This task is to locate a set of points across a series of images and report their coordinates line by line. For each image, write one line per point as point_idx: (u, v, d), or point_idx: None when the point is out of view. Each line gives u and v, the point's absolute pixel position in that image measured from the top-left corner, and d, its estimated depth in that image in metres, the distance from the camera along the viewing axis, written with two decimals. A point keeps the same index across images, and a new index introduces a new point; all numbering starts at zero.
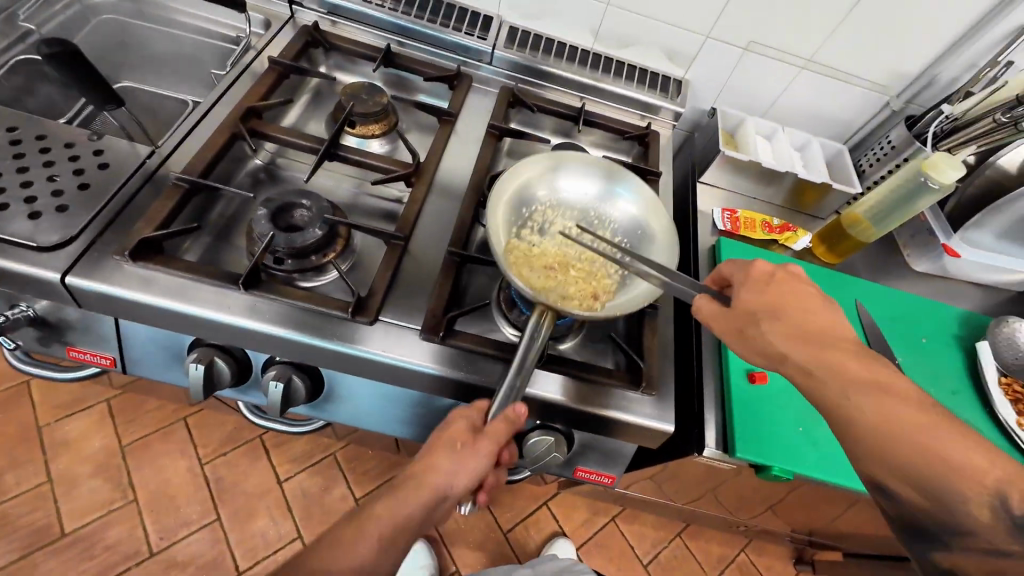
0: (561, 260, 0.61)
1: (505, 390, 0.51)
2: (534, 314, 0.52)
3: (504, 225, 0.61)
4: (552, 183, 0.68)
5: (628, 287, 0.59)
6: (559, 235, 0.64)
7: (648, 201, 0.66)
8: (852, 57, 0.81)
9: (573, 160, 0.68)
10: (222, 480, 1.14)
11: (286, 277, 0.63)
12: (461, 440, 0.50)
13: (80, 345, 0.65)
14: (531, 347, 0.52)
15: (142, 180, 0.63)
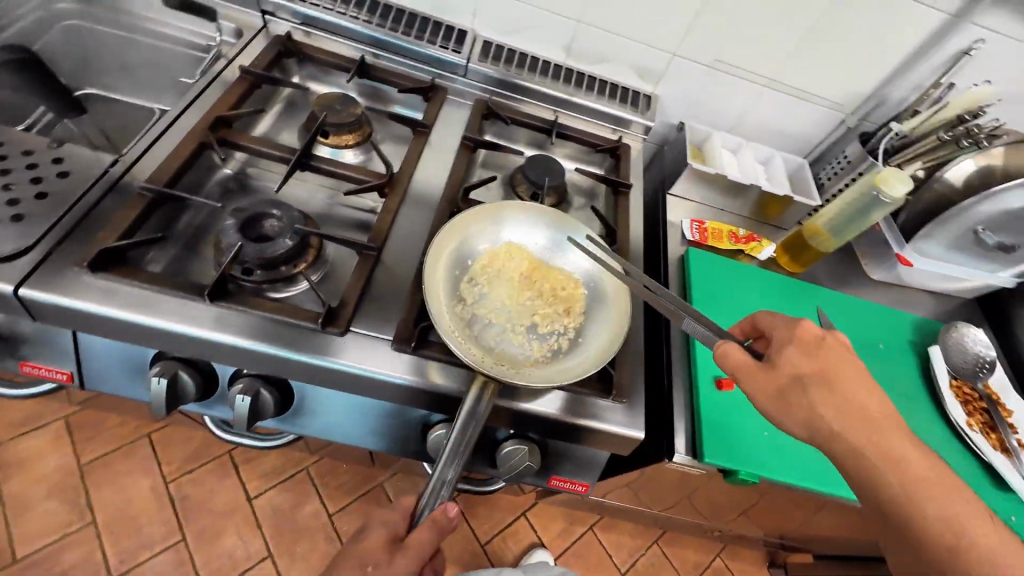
0: (515, 319, 0.63)
1: (434, 486, 0.50)
2: (473, 387, 0.54)
3: (445, 288, 0.62)
4: (493, 235, 0.68)
5: (577, 348, 0.61)
6: (509, 287, 0.65)
7: (598, 254, 0.68)
8: (810, 76, 0.85)
9: (514, 212, 0.70)
10: (187, 498, 1.10)
11: (255, 288, 0.62)
12: (376, 558, 0.51)
13: (34, 360, 0.62)
14: (465, 438, 0.51)
15: (105, 188, 0.61)
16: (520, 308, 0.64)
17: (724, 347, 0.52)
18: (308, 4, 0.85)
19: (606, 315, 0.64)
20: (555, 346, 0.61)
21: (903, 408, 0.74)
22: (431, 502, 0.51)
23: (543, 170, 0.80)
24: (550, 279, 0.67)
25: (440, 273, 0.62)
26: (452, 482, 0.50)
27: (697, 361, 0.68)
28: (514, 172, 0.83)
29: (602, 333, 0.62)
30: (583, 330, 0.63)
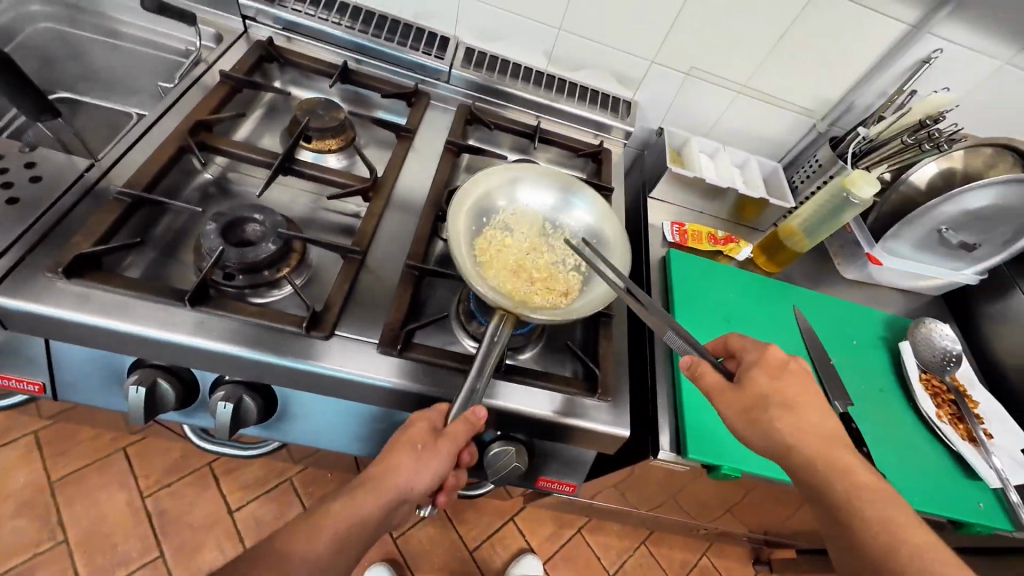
0: (519, 273, 0.62)
1: (466, 392, 0.52)
2: (494, 318, 0.53)
3: (465, 235, 0.61)
4: (511, 194, 0.69)
5: (584, 294, 0.60)
6: (515, 247, 0.65)
7: (602, 213, 0.68)
8: (781, 84, 0.89)
9: (532, 172, 0.70)
10: (165, 512, 1.07)
11: (236, 293, 0.61)
12: (420, 441, 0.53)
13: (3, 370, 0.60)
14: (491, 347, 0.53)
15: (80, 193, 0.60)
16: (526, 264, 0.63)
17: (693, 360, 0.55)
18: (289, 9, 0.85)
19: (612, 268, 0.63)
20: (557, 298, 0.60)
21: (876, 402, 0.76)
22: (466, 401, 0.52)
23: None
24: (554, 243, 0.67)
25: (460, 221, 0.62)
26: (482, 391, 0.52)
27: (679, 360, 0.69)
28: None
29: (608, 282, 0.61)
30: (587, 283, 0.62)
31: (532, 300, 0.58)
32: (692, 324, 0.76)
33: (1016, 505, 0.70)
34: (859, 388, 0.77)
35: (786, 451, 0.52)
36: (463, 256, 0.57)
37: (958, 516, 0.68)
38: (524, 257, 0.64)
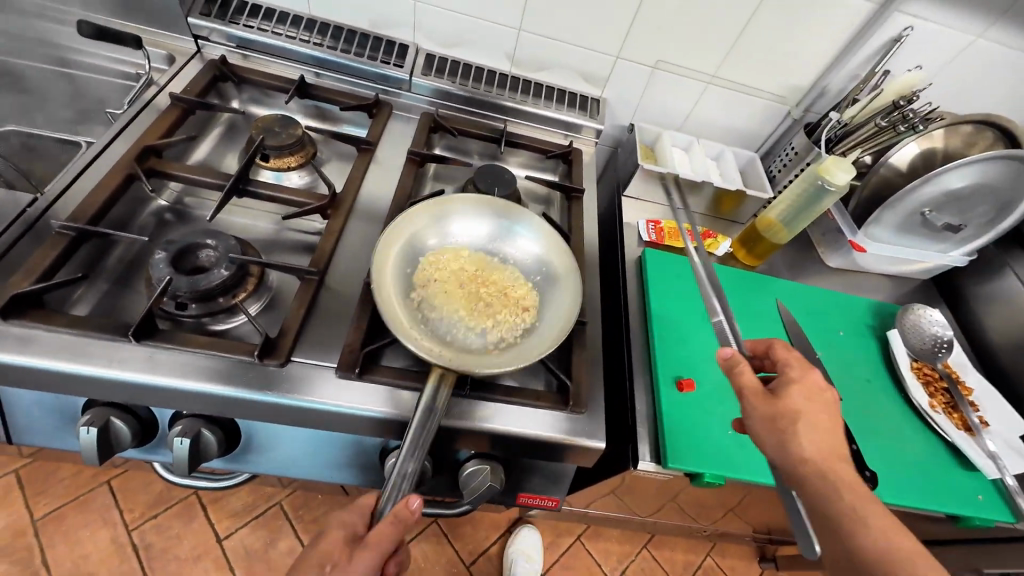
0: (466, 312, 0.60)
1: (396, 477, 0.48)
2: (432, 378, 0.52)
3: (395, 282, 0.59)
4: (441, 232, 0.67)
5: (537, 329, 0.60)
6: (456, 280, 0.63)
7: (547, 236, 0.68)
8: (751, 72, 0.86)
9: (460, 206, 0.69)
10: (150, 546, 1.05)
11: (193, 323, 0.60)
12: (334, 559, 0.47)
13: None
14: (432, 422, 0.50)
15: (22, 229, 0.58)
16: (470, 298, 0.62)
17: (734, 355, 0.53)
18: (241, 26, 0.83)
19: (558, 299, 0.63)
20: (510, 334, 0.60)
21: (865, 396, 0.73)
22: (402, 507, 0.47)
23: (494, 179, 0.81)
24: (501, 273, 0.66)
25: (388, 273, 0.59)
26: (414, 473, 0.48)
27: (658, 366, 0.67)
28: (465, 184, 0.82)
29: (559, 314, 0.61)
30: (539, 315, 0.62)
31: (478, 344, 0.58)
32: (670, 323, 0.73)
33: (1015, 494, 0.67)
34: (846, 381, 0.74)
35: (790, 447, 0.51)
36: (394, 312, 0.56)
37: (957, 511, 0.66)
38: (469, 289, 0.63)
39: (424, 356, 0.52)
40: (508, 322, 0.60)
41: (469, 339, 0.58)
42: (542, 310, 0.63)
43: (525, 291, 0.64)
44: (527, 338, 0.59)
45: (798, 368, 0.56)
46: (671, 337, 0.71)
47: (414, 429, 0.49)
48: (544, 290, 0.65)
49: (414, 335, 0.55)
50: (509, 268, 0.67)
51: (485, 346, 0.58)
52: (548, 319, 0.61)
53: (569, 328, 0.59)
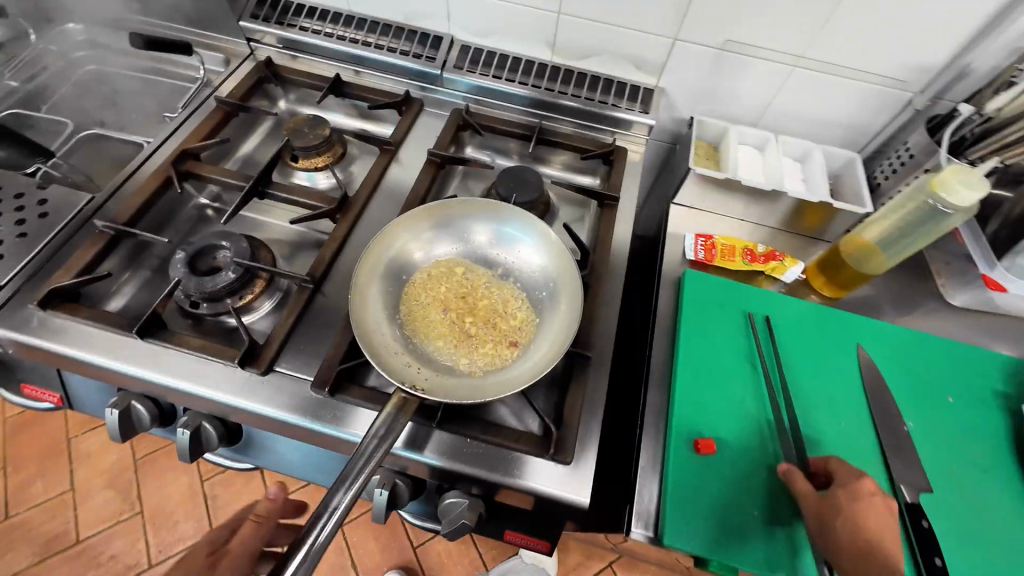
0: (454, 331, 0.56)
1: (326, 516, 0.39)
2: (389, 405, 0.47)
3: (380, 296, 0.55)
4: (438, 239, 0.62)
5: (526, 356, 0.55)
6: (449, 295, 0.59)
7: (553, 246, 0.60)
8: (854, 49, 0.67)
9: (461, 207, 0.62)
10: (216, 497, 1.19)
11: (206, 322, 0.63)
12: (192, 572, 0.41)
13: (30, 382, 0.68)
14: (381, 450, 0.44)
15: (77, 226, 0.65)
16: (460, 315, 0.57)
17: (791, 467, 0.50)
18: (287, 27, 0.85)
19: (556, 322, 0.56)
20: (497, 358, 0.55)
21: (976, 490, 0.55)
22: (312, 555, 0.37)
23: (518, 182, 0.74)
24: (496, 291, 0.60)
25: (374, 287, 0.55)
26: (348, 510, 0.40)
27: (673, 418, 0.57)
28: (487, 188, 0.77)
29: (551, 342, 0.54)
30: (532, 341, 0.56)
31: (461, 367, 0.54)
32: (701, 364, 0.61)
33: None
34: (949, 466, 0.56)
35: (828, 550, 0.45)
36: (372, 329, 0.52)
37: None
38: (456, 309, 0.58)
39: (394, 382, 0.48)
40: (498, 345, 0.56)
41: (452, 360, 0.54)
42: (538, 332, 0.57)
43: (520, 316, 0.58)
44: (511, 371, 0.54)
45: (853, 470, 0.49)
46: (699, 382, 0.59)
47: (362, 454, 0.43)
48: (544, 310, 0.58)
49: (389, 356, 0.51)
50: (508, 284, 0.61)
51: (468, 369, 0.54)
52: (541, 346, 0.55)
53: (557, 361, 0.52)
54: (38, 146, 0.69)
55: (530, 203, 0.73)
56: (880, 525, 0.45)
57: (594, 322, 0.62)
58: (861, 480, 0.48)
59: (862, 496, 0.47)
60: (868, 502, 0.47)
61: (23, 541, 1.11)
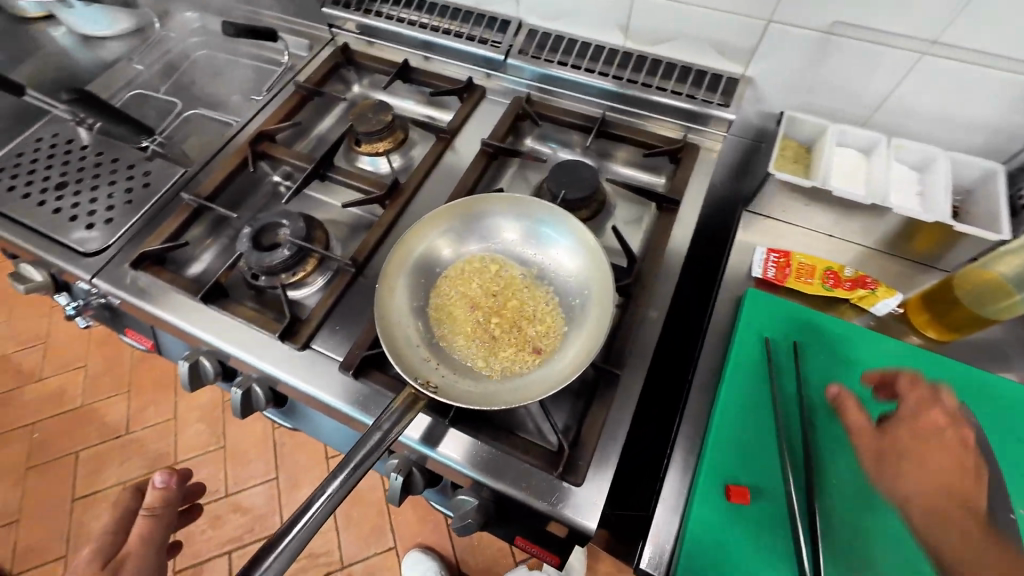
0: (478, 331, 0.55)
1: (319, 501, 0.41)
2: (397, 399, 0.47)
3: (407, 289, 0.55)
4: (474, 235, 0.60)
5: (548, 365, 0.52)
6: (478, 294, 0.58)
7: (591, 251, 0.56)
8: (1007, 33, 0.53)
9: (500, 203, 0.60)
10: (283, 445, 1.33)
11: (262, 293, 0.68)
12: None
13: (132, 328, 0.79)
14: (386, 443, 0.44)
15: (171, 197, 0.73)
16: (487, 315, 0.56)
17: (841, 392, 0.48)
18: (364, 13, 0.87)
19: (584, 332, 0.53)
20: (518, 363, 0.53)
21: None
22: (299, 535, 0.39)
23: (571, 177, 0.69)
24: (528, 293, 0.58)
25: (402, 280, 0.55)
26: (340, 498, 0.41)
27: (706, 458, 0.52)
28: (539, 183, 0.74)
29: (575, 355, 0.51)
30: (557, 350, 0.53)
31: (480, 368, 0.53)
32: (747, 402, 0.54)
33: None
34: None
35: (898, 500, 0.43)
36: (395, 321, 0.52)
37: None
38: (483, 308, 0.57)
39: (407, 378, 0.48)
40: (521, 349, 0.54)
41: (471, 361, 0.53)
42: (563, 341, 0.54)
43: (548, 322, 0.55)
44: (530, 378, 0.51)
45: (915, 399, 0.46)
46: (742, 422, 0.53)
47: (364, 445, 0.44)
48: (574, 319, 0.55)
49: (408, 350, 0.51)
50: (541, 287, 0.58)
51: (486, 372, 0.52)
52: (563, 356, 0.52)
53: (576, 376, 0.48)
54: (139, 124, 0.76)
55: (581, 200, 0.68)
56: (947, 458, 0.41)
57: (629, 336, 0.57)
58: (920, 411, 0.45)
59: (925, 425, 0.44)
60: (932, 438, 0.43)
61: (136, 454, 1.32)
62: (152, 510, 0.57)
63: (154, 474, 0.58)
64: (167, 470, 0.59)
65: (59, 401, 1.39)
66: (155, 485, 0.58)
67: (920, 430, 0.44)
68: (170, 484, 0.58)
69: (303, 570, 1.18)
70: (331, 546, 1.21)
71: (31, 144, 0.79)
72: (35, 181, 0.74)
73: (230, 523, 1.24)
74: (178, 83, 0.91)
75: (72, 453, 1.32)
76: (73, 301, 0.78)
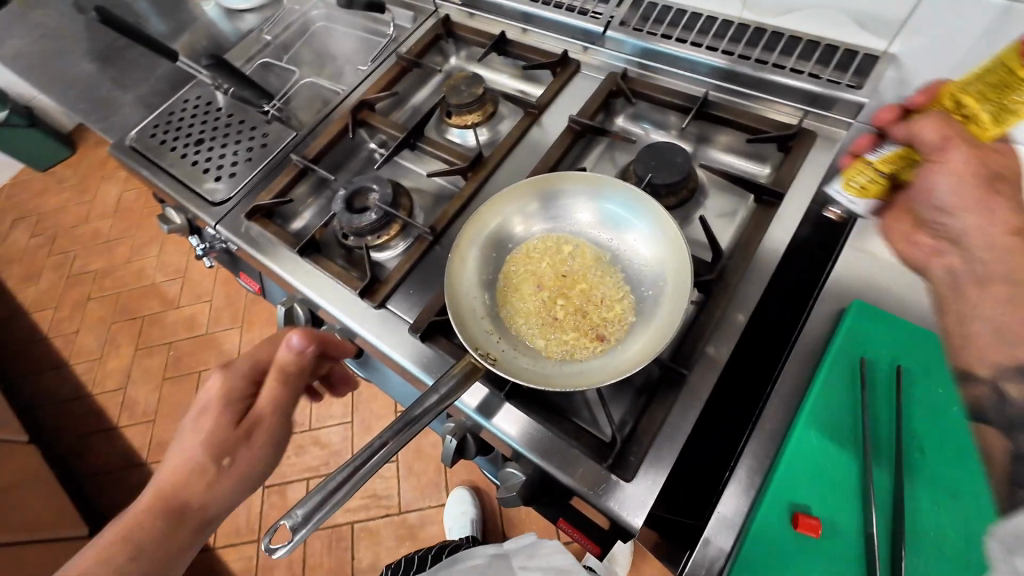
0: (543, 311, 0.55)
1: (375, 448, 0.43)
2: (457, 365, 0.49)
3: (478, 261, 0.56)
4: (550, 213, 0.59)
5: (609, 355, 0.50)
6: (548, 273, 0.57)
7: (671, 242, 0.52)
8: None
9: (581, 182, 0.58)
10: (359, 392, 1.46)
11: (349, 251, 0.74)
12: (219, 453, 0.44)
13: (245, 273, 0.90)
14: (439, 406, 0.46)
15: (283, 157, 0.82)
16: (553, 295, 0.55)
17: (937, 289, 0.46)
18: None
19: (651, 327, 0.50)
20: (579, 348, 0.52)
21: None
22: (359, 472, 0.42)
23: (659, 162, 0.65)
24: (598, 279, 0.56)
25: (475, 252, 0.56)
26: (394, 450, 0.44)
27: (775, 479, 0.47)
28: (626, 164, 0.70)
29: (640, 349, 0.49)
30: (620, 340, 0.51)
31: (540, 348, 0.53)
32: (830, 428, 0.48)
33: None
34: None
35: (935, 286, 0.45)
36: (464, 290, 0.54)
37: None
38: (550, 288, 0.56)
39: (469, 347, 0.49)
40: (583, 335, 0.53)
41: (533, 339, 0.53)
42: (628, 333, 0.51)
43: (614, 311, 0.53)
44: (589, 365, 0.50)
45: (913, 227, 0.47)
46: (823, 448, 0.48)
47: (422, 403, 0.46)
48: (643, 311, 0.52)
49: (474, 320, 0.53)
50: (612, 273, 0.56)
51: (546, 352, 0.52)
52: (626, 348, 0.50)
53: (638, 370, 0.46)
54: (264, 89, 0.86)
55: (670, 186, 0.64)
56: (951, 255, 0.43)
57: (701, 336, 0.53)
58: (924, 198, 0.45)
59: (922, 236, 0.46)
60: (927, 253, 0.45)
61: None
62: (285, 370, 0.47)
63: (289, 333, 0.46)
64: (304, 333, 0.47)
65: (191, 326, 1.64)
66: (291, 346, 0.46)
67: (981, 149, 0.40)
68: (307, 351, 0.47)
69: (366, 508, 1.31)
70: (392, 492, 1.31)
71: (179, 105, 0.91)
72: (180, 137, 0.86)
73: (310, 453, 1.40)
74: (296, 52, 0.99)
75: (196, 371, 1.56)
76: (202, 244, 0.91)
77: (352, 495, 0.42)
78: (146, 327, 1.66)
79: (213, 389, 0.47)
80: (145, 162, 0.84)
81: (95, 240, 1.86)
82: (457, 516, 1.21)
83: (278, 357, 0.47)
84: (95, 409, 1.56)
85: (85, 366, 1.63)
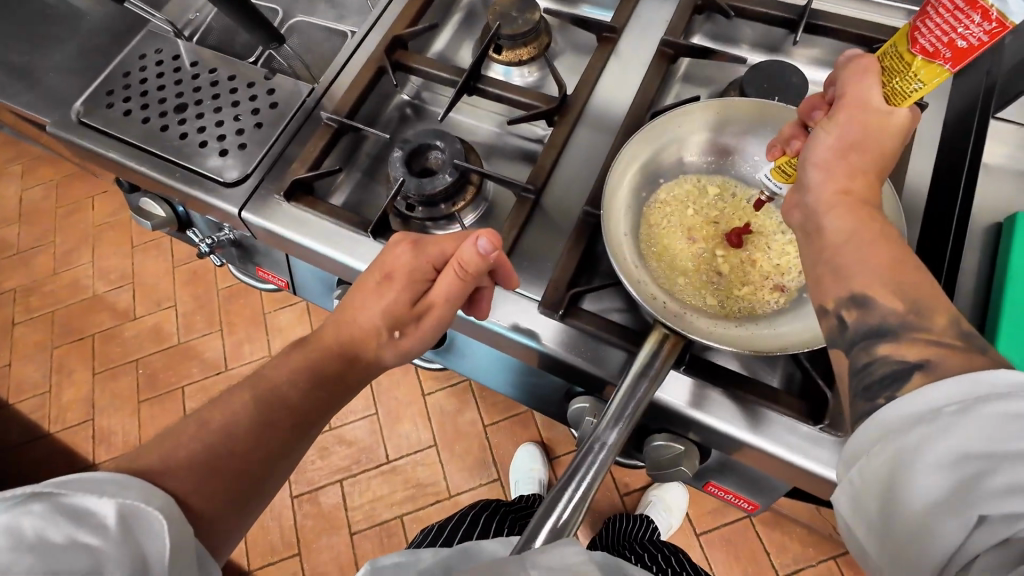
0: (705, 266, 0.49)
1: (598, 458, 0.40)
2: (650, 340, 0.44)
3: (625, 211, 0.49)
4: (689, 154, 0.53)
5: (798, 309, 0.45)
6: (698, 222, 0.51)
7: None
8: None
9: (727, 113, 0.51)
10: (379, 382, 1.34)
11: (419, 225, 0.61)
12: (398, 323, 0.48)
13: (263, 266, 0.75)
14: (651, 394, 0.42)
15: (303, 119, 0.66)
16: (712, 247, 0.50)
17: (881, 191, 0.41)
18: None
19: None
20: (756, 306, 0.46)
21: None
22: (596, 475, 0.40)
23: (776, 83, 0.58)
24: (757, 224, 0.50)
25: (621, 201, 0.49)
26: (615, 450, 0.40)
27: None
28: (726, 89, 0.62)
29: None
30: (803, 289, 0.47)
31: (713, 307, 0.46)
32: None
33: None
34: None
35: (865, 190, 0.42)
36: (620, 244, 0.47)
37: None
38: (704, 239, 0.50)
39: (651, 312, 0.43)
40: (760, 289, 0.47)
41: (702, 299, 0.47)
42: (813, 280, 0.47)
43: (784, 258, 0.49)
44: (777, 324, 0.45)
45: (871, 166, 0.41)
46: None
47: (630, 394, 0.41)
48: None
49: (638, 280, 0.46)
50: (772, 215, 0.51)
51: (721, 312, 0.46)
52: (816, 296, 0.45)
53: None
54: (273, 31, 0.68)
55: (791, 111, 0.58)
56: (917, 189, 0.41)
57: None
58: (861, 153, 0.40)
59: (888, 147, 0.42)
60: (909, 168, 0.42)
61: None
62: (465, 270, 0.46)
63: (480, 235, 0.45)
64: (491, 237, 0.45)
65: (158, 338, 1.42)
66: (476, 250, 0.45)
67: (865, 110, 0.39)
68: (489, 258, 0.46)
69: (413, 498, 1.23)
70: (437, 477, 1.25)
71: (135, 62, 0.70)
72: (151, 104, 0.67)
73: (338, 453, 1.29)
74: None
75: (177, 388, 1.36)
76: (203, 239, 0.74)
77: (586, 504, 0.39)
78: (101, 347, 1.42)
79: (401, 256, 0.48)
80: (111, 141, 0.65)
81: (3, 254, 1.52)
82: (527, 471, 1.19)
83: (461, 251, 0.45)
84: (57, 451, 1.33)
85: (32, 403, 1.37)
